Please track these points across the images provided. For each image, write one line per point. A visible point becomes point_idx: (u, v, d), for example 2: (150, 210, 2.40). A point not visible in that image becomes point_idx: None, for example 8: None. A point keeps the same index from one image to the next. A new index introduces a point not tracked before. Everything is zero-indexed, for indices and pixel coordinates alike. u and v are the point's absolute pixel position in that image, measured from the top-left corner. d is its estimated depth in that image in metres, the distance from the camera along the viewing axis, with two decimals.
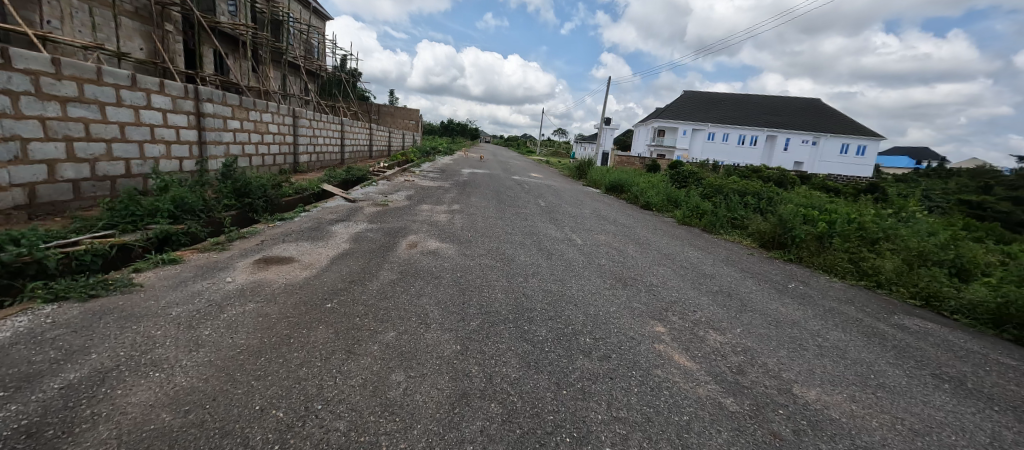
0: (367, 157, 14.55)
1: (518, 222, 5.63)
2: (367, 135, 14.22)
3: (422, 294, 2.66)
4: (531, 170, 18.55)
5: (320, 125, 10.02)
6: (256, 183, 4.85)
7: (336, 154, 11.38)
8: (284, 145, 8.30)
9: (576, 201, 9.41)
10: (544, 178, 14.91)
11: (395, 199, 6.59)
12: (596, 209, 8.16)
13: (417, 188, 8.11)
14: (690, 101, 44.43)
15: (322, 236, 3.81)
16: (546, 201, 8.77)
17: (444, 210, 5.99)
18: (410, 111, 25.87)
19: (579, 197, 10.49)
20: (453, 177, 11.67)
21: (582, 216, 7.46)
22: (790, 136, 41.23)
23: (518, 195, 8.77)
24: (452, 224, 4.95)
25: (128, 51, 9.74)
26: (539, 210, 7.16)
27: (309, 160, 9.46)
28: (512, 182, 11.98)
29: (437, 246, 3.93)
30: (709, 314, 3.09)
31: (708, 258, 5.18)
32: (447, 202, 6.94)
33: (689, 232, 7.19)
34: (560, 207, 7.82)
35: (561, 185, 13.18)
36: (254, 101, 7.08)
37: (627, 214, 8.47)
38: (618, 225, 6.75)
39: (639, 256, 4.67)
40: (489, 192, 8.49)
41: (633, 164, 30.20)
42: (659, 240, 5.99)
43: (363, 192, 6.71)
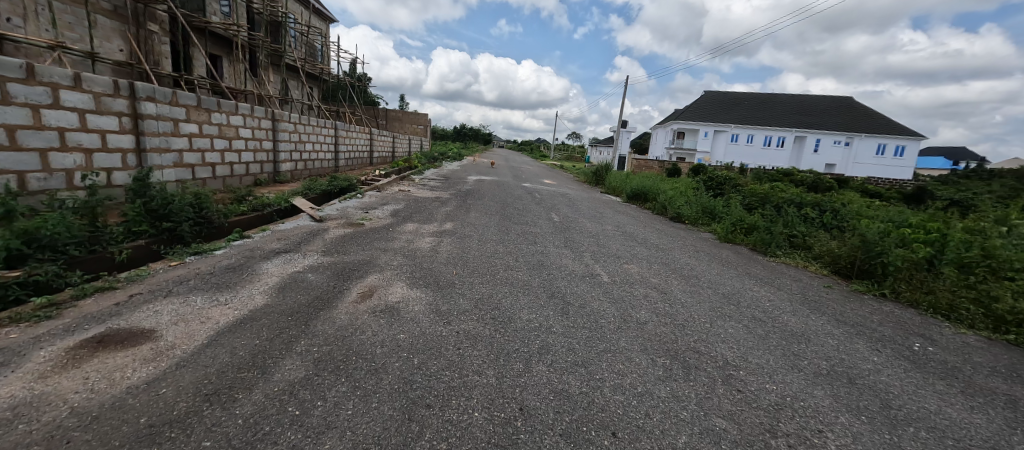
0: (368, 164, 13.55)
1: (525, 246, 4.44)
2: (367, 140, 13.23)
3: (331, 425, 1.43)
4: (543, 176, 17.23)
5: (309, 130, 9.03)
6: (182, 202, 3.75)
7: (330, 161, 10.40)
8: (260, 153, 7.28)
9: (596, 212, 8.09)
10: (557, 185, 13.56)
11: (375, 216, 5.43)
12: (621, 225, 6.82)
13: (408, 201, 6.95)
14: (711, 101, 42.29)
15: (235, 283, 2.66)
16: (560, 213, 7.48)
17: (433, 230, 4.81)
18: (419, 115, 25.00)
19: (599, 208, 9.17)
20: (456, 186, 10.48)
21: (605, 234, 6.15)
22: (821, 136, 38.72)
23: (527, 207, 7.54)
24: (435, 254, 3.77)
25: (104, 53, 9.00)
26: (552, 225, 5.92)
27: (294, 168, 8.47)
28: (522, 191, 10.71)
29: (403, 294, 2.74)
30: (847, 438, 1.76)
31: (781, 299, 3.80)
32: (440, 219, 5.75)
33: (739, 255, 5.80)
34: (577, 221, 6.55)
35: (577, 193, 11.82)
36: (219, 101, 6.09)
37: (658, 230, 7.12)
38: (650, 246, 5.44)
39: (689, 299, 3.38)
40: (493, 205, 7.27)
41: (651, 169, 28.51)
42: (707, 268, 4.64)
43: (339, 208, 5.57)
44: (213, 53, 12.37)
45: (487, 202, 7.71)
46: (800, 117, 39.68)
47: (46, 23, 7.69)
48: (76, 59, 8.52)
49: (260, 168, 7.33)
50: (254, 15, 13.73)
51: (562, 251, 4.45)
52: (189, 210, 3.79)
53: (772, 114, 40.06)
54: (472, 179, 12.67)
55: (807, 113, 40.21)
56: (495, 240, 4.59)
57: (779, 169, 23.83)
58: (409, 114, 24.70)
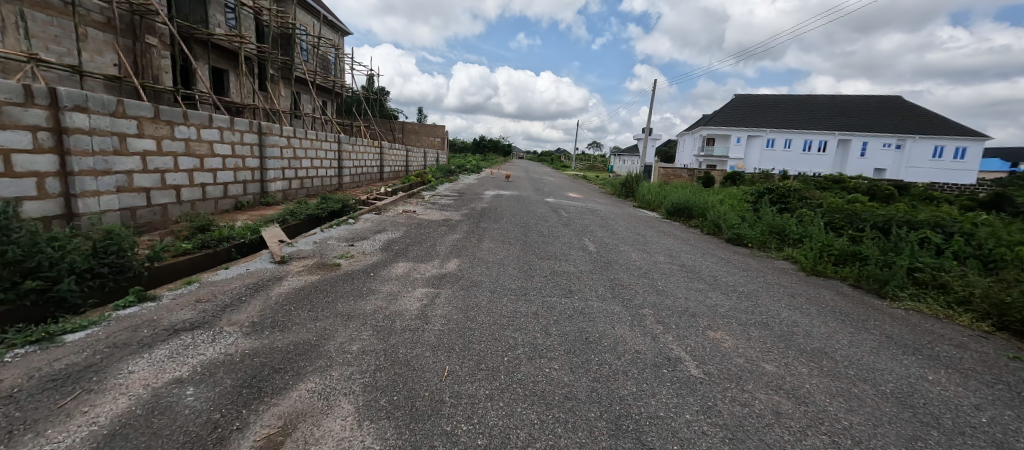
0: (378, 181, 12.58)
1: (557, 300, 3.10)
2: (376, 154, 12.30)
3: None
4: (566, 189, 15.83)
5: (307, 145, 8.11)
6: (69, 248, 2.65)
7: (334, 179, 9.48)
8: (242, 172, 6.30)
9: (637, 235, 6.67)
10: (583, 199, 12.14)
11: (361, 251, 4.23)
12: (674, 254, 5.36)
13: (409, 226, 5.76)
14: (743, 105, 39.88)
15: (34, 419, 1.44)
16: (594, 237, 6.11)
17: (432, 273, 3.55)
18: (436, 128, 24.23)
19: (637, 227, 7.73)
20: (470, 203, 9.26)
21: (657, 265, 4.74)
22: (868, 139, 35.60)
23: (555, 231, 6.19)
24: (425, 323, 2.48)
25: (97, 68, 8.47)
26: (589, 259, 4.55)
27: (289, 187, 7.55)
28: (545, 207, 9.35)
29: (342, 444, 1.43)
30: None
31: (986, 400, 2.28)
32: (443, 251, 4.48)
33: (845, 299, 4.24)
34: (618, 251, 5.16)
35: (608, 209, 10.34)
36: (185, 112, 5.14)
37: (719, 258, 5.62)
38: (726, 289, 3.98)
39: (848, 416, 1.94)
40: (514, 229, 5.99)
41: (680, 178, 26.60)
42: (825, 331, 3.14)
43: (316, 240, 4.41)
44: (219, 66, 11.82)
45: (505, 223, 6.41)
46: (844, 119, 36.72)
47: (27, 35, 7.10)
48: (63, 74, 7.95)
49: (243, 189, 6.35)
50: (263, 27, 13.22)
51: (611, 305, 3.08)
52: (80, 258, 2.68)
53: (812, 117, 37.27)
54: (489, 194, 11.43)
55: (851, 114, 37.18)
56: (515, 288, 3.27)
57: (828, 176, 21.52)
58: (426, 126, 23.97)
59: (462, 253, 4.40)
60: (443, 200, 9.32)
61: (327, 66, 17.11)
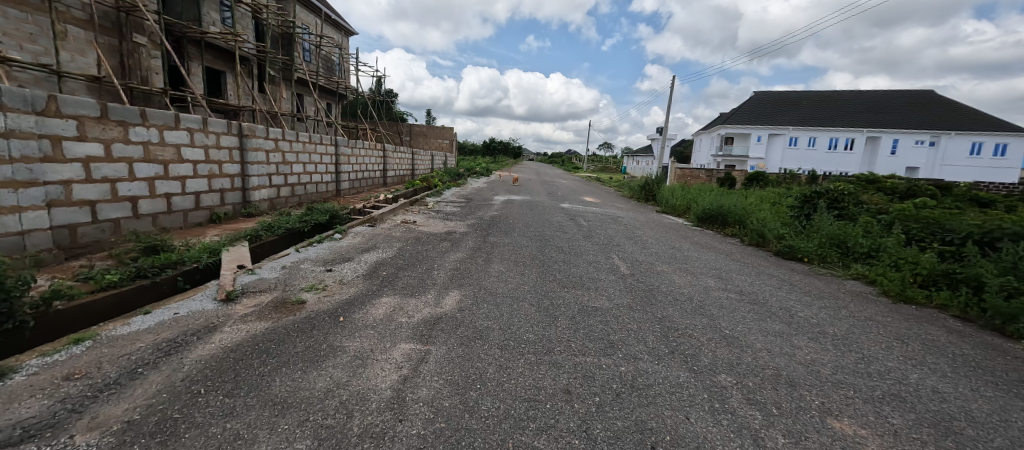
0: (381, 186, 11.84)
1: (594, 360, 2.19)
2: (379, 157, 11.53)
3: None
4: (581, 193, 14.82)
5: (299, 148, 7.38)
6: None
7: (330, 185, 8.73)
8: (218, 179, 5.55)
9: (671, 248, 5.69)
10: (601, 204, 11.14)
11: (338, 279, 3.38)
12: (723, 276, 4.39)
13: (405, 242, 4.90)
14: (764, 102, 38.23)
15: None
16: (622, 252, 5.17)
17: (422, 315, 2.66)
18: (444, 130, 23.49)
19: (668, 237, 6.74)
20: (478, 211, 8.36)
21: (708, 291, 3.77)
22: (899, 137, 33.60)
23: (575, 245, 5.26)
24: (397, 419, 1.59)
25: (78, 68, 7.93)
26: (623, 286, 3.61)
27: (276, 195, 6.82)
28: (560, 214, 8.41)
29: None
30: None
31: None
32: (439, 275, 3.60)
33: (967, 341, 3.20)
34: (656, 273, 4.22)
35: (629, 215, 9.34)
36: (143, 109, 4.41)
37: (776, 278, 4.62)
38: (811, 331, 3.00)
39: None
40: (528, 244, 5.09)
41: (699, 179, 25.33)
42: (988, 408, 2.14)
43: (286, 264, 3.59)
44: (215, 67, 11.28)
45: (516, 236, 5.51)
46: (872, 115, 34.78)
47: None
48: (41, 75, 7.42)
49: (220, 199, 5.60)
50: (263, 27, 12.68)
51: (672, 370, 2.15)
52: None
53: (838, 113, 35.42)
54: (499, 199, 10.53)
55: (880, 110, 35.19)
56: (533, 340, 2.37)
57: (862, 176, 20.01)
58: (434, 128, 23.24)
59: (463, 278, 3.51)
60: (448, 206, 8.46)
61: (331, 67, 16.53)
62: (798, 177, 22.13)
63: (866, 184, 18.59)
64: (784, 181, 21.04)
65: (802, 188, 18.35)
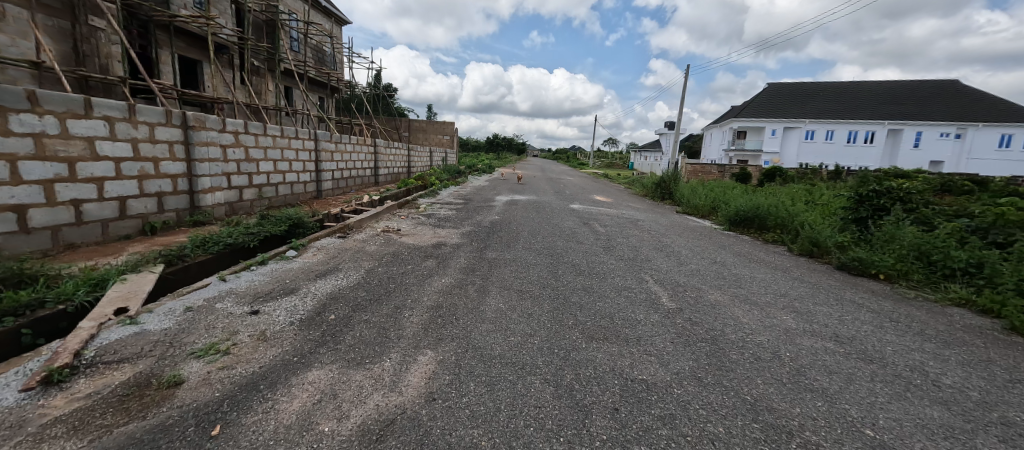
0: (373, 185, 10.75)
1: None
2: (370, 153, 10.43)
3: None
4: (591, 191, 13.66)
5: (267, 144, 6.33)
6: None
7: (311, 185, 7.71)
8: (153, 181, 4.52)
9: (714, 263, 4.57)
10: (615, 204, 9.96)
11: (261, 329, 2.29)
12: (800, 309, 3.25)
13: (379, 260, 3.82)
14: (778, 94, 36.60)
15: None
16: (655, 270, 4.04)
17: (363, 415, 1.56)
18: (445, 124, 22.35)
19: (702, 246, 5.59)
20: (475, 213, 7.24)
21: (790, 338, 2.64)
22: (923, 129, 31.85)
23: (596, 261, 4.16)
24: None
25: (17, 53, 6.92)
26: (676, 335, 2.51)
27: (238, 198, 5.81)
28: (571, 217, 7.30)
29: None
30: None
31: None
32: (406, 318, 2.49)
33: None
34: (710, 306, 3.11)
35: (650, 217, 8.18)
36: (31, 91, 3.39)
37: (863, 309, 3.47)
38: (994, 425, 1.87)
39: None
40: (536, 260, 4.00)
41: (713, 176, 23.99)
42: None
43: (192, 304, 2.51)
44: (189, 56, 10.27)
45: (518, 250, 4.39)
46: (895, 106, 33.05)
47: None
48: None
49: (157, 205, 4.58)
50: (243, 12, 11.65)
51: None
52: None
53: (858, 105, 33.74)
54: (501, 200, 9.40)
55: (903, 100, 33.45)
56: None
57: (891, 171, 18.53)
58: (433, 123, 22.11)
59: (437, 325, 2.40)
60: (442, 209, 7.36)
61: (322, 58, 15.48)
62: (820, 173, 20.71)
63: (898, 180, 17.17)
64: (807, 176, 19.65)
65: (828, 184, 16.97)
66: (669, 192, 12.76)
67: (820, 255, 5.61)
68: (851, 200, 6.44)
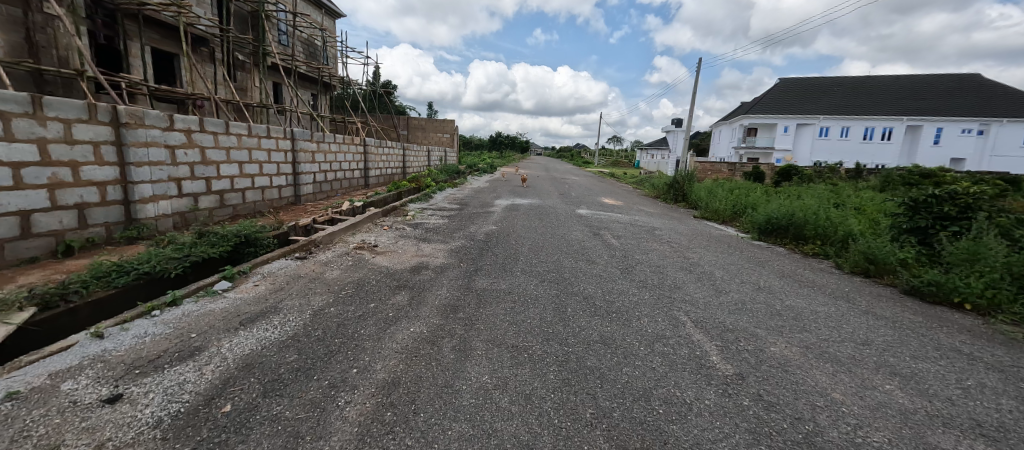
0: (363, 187, 9.92)
1: None
2: (359, 153, 9.59)
3: None
4: (598, 193, 12.74)
5: (229, 144, 5.52)
6: None
7: (287, 189, 6.91)
8: (69, 190, 3.72)
9: (758, 291, 3.68)
10: (625, 208, 9.06)
11: (97, 442, 1.43)
12: (899, 371, 2.36)
13: (336, 293, 2.97)
14: (790, 89, 35.34)
15: None
16: (689, 303, 3.16)
17: None
18: (444, 122, 21.49)
19: (735, 263, 4.68)
20: (469, 221, 6.36)
21: (917, 434, 1.74)
22: (944, 125, 30.47)
23: (613, 290, 3.29)
24: None
25: None
26: (752, 438, 1.62)
27: (192, 207, 5.02)
28: (578, 225, 6.42)
29: None
30: None
31: None
32: (334, 411, 1.63)
33: None
34: (780, 369, 2.23)
35: (667, 224, 7.28)
36: None
37: (978, 364, 2.56)
38: None
39: None
40: (538, 292, 3.14)
41: (724, 175, 22.92)
42: None
43: (16, 389, 1.66)
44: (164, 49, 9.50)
45: (515, 275, 3.52)
46: (913, 101, 31.68)
47: None
48: None
49: (78, 219, 3.79)
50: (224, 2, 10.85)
51: None
52: None
53: (874, 100, 32.40)
54: (500, 204, 8.51)
55: (922, 95, 32.07)
56: None
57: (917, 169, 17.39)
58: (433, 121, 21.26)
59: (379, 426, 1.54)
60: (433, 217, 6.50)
61: (314, 53, 14.66)
62: (838, 171, 19.66)
63: (924, 180, 16.10)
64: (825, 175, 18.60)
65: (849, 184, 15.93)
66: (683, 193, 11.80)
67: (877, 275, 4.68)
68: (903, 207, 5.51)
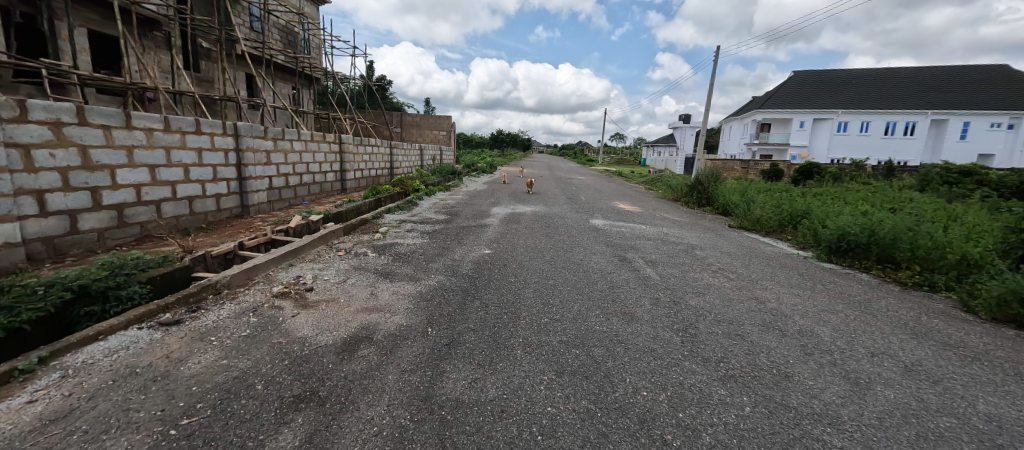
0: (339, 192, 8.52)
1: None
2: (332, 152, 8.18)
3: None
4: (609, 197, 11.26)
5: (130, 142, 4.13)
6: None
7: (228, 199, 5.52)
8: None
9: (913, 377, 2.24)
10: (646, 217, 7.57)
11: None
12: None
13: (166, 426, 1.52)
14: (806, 82, 33.58)
15: None
16: (832, 430, 1.69)
17: None
18: (440, 118, 20.02)
19: (833, 311, 3.21)
20: (455, 239, 4.91)
21: None
22: (972, 119, 28.39)
23: (687, 395, 1.85)
24: None
25: None
26: None
27: (65, 231, 3.65)
28: (596, 244, 4.96)
29: None
30: None
31: None
32: None
33: None
34: None
35: (705, 238, 5.82)
36: None
37: None
38: None
39: None
40: (555, 408, 1.70)
41: (738, 173, 21.35)
42: None
43: None
44: (105, 31, 8.09)
45: (512, 361, 2.06)
46: (938, 94, 29.84)
47: None
48: None
49: None
50: None
51: None
52: None
53: (896, 92, 30.62)
54: (497, 212, 7.06)
55: (947, 87, 30.24)
56: None
57: (957, 166, 15.76)
58: (428, 117, 19.82)
59: None
60: (410, 235, 5.06)
61: (293, 42, 13.22)
62: (864, 170, 18.08)
63: (966, 178, 14.46)
64: (851, 173, 17.04)
65: (882, 184, 14.35)
66: (708, 197, 10.29)
67: None
68: None
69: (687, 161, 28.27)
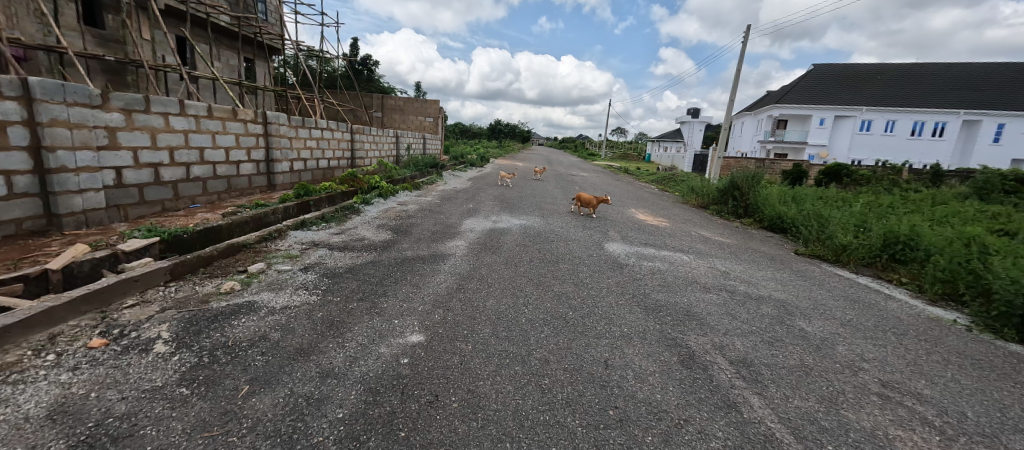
0: (263, 190, 6.31)
1: None
2: (250, 133, 5.94)
3: None
4: (620, 202, 9.05)
5: None
6: None
7: (9, 205, 3.30)
8: None
9: None
10: (679, 238, 5.37)
11: None
12: None
13: None
14: (826, 77, 31.24)
15: None
16: None
17: None
18: (426, 103, 17.66)
19: None
20: (371, 291, 2.69)
21: None
22: (1006, 120, 25.90)
23: None
24: None
25: None
26: None
27: None
28: (624, 308, 2.76)
29: None
30: None
31: None
32: None
33: None
34: None
35: (789, 287, 3.66)
36: None
37: None
38: None
39: None
40: None
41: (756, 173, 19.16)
42: None
43: None
44: None
45: None
46: (971, 93, 27.42)
47: None
48: None
49: None
50: None
51: None
52: None
53: (924, 89, 28.30)
54: (467, 228, 4.85)
55: (980, 86, 27.85)
56: None
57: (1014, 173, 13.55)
58: (412, 101, 17.43)
59: None
60: (296, 282, 2.80)
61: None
62: (903, 174, 15.86)
63: None
64: (891, 176, 14.76)
65: (932, 191, 12.15)
66: (748, 206, 8.09)
67: None
68: None
69: (697, 159, 26.13)
